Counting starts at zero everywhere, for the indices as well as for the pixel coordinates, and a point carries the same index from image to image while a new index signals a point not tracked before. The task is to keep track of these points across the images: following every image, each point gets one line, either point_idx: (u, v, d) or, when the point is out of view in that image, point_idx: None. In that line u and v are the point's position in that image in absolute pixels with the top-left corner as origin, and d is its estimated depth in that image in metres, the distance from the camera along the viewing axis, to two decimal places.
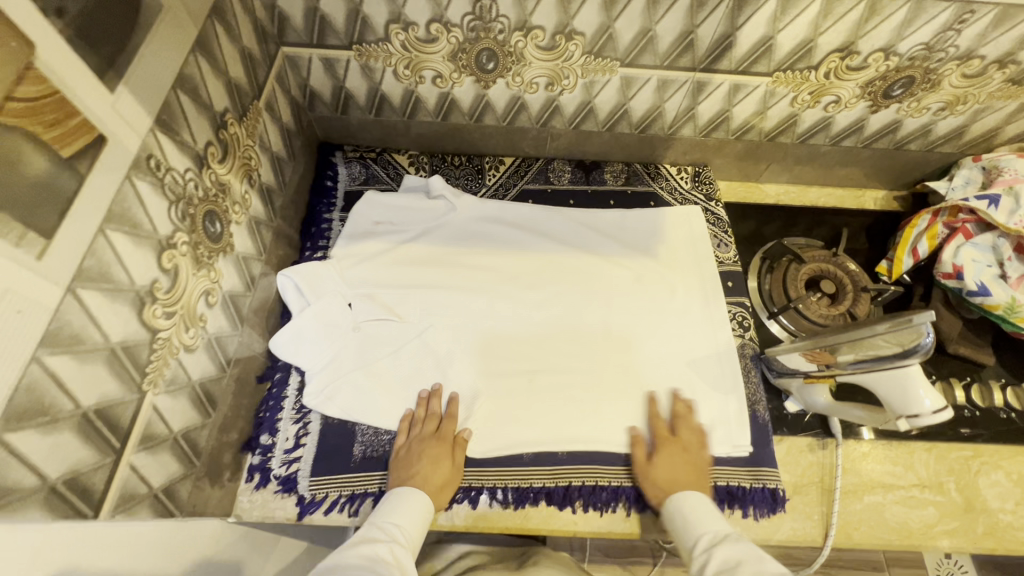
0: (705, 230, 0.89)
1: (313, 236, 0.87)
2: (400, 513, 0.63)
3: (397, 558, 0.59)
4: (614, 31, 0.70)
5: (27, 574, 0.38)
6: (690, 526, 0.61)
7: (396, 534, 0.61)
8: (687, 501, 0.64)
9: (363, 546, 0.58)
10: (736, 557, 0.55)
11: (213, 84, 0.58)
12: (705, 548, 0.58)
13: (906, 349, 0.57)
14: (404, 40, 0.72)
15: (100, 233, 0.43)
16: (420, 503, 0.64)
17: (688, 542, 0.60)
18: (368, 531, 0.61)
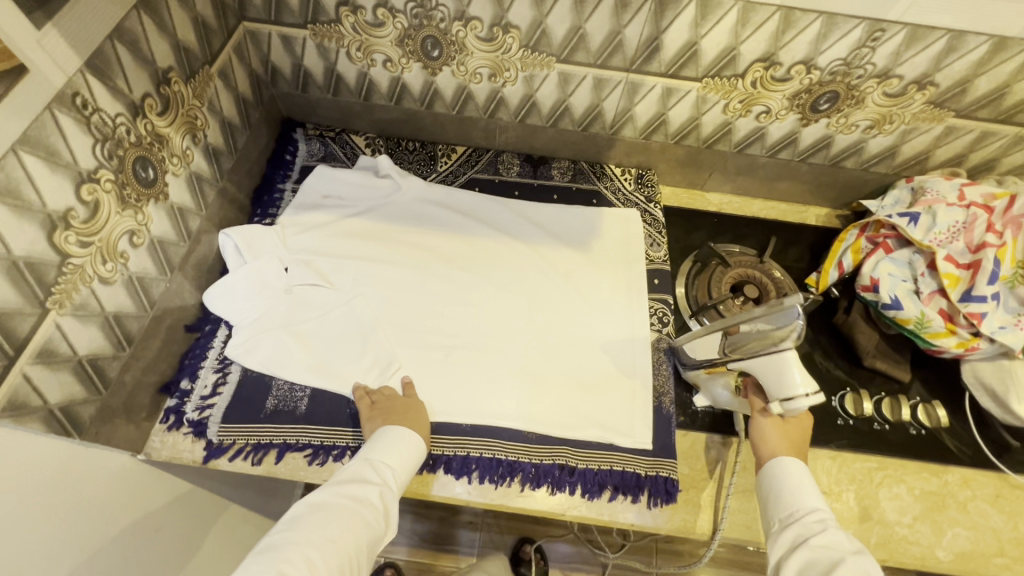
0: (640, 231, 0.92)
1: (263, 204, 0.92)
2: (393, 456, 0.66)
3: (384, 503, 0.64)
4: (547, 27, 0.74)
5: None
6: (803, 494, 0.61)
7: (387, 475, 0.65)
8: (802, 483, 0.63)
9: (354, 485, 0.63)
10: (848, 547, 0.55)
11: (158, 42, 0.64)
12: (813, 522, 0.58)
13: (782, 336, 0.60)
14: (354, 23, 0.78)
15: (12, 151, 0.48)
16: (412, 452, 0.68)
17: (797, 509, 0.60)
18: (363, 468, 0.65)
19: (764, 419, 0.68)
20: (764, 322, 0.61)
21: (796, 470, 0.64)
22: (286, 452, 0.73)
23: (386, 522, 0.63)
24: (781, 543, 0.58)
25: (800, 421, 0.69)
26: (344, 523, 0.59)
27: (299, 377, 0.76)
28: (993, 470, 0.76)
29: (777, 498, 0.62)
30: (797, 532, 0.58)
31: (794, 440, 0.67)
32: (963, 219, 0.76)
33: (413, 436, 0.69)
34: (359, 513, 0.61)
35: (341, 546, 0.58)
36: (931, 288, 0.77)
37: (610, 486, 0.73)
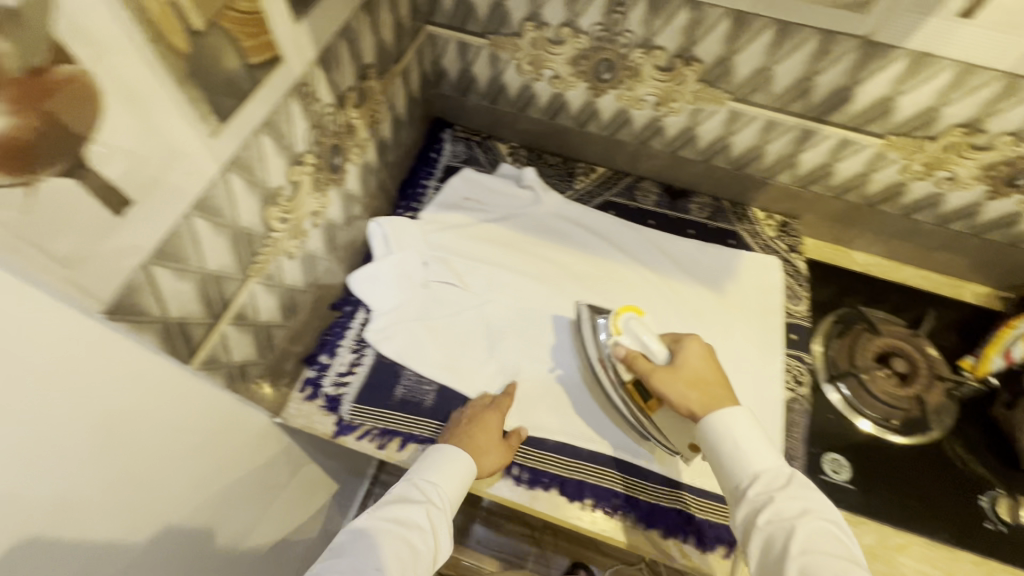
0: (780, 281, 0.88)
1: (407, 197, 0.95)
2: (438, 474, 0.66)
3: (432, 521, 0.63)
4: (733, 64, 0.72)
5: (110, 378, 0.44)
6: (744, 459, 0.60)
7: (430, 493, 0.65)
8: (736, 427, 0.61)
9: (395, 507, 0.63)
10: (798, 507, 0.55)
11: (368, 40, 0.68)
12: (760, 492, 0.57)
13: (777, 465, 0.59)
14: (535, 38, 0.79)
15: (256, 132, 0.52)
16: (460, 466, 0.67)
17: (742, 479, 0.59)
18: (405, 488, 0.65)
19: (671, 379, 0.66)
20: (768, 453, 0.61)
21: (731, 417, 0.62)
22: (409, 442, 0.75)
23: (438, 541, 0.63)
24: (742, 511, 0.57)
25: (698, 360, 0.67)
26: (389, 546, 0.59)
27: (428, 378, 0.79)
28: None
29: (721, 463, 0.61)
30: (752, 505, 0.57)
31: (698, 384, 0.65)
32: None
33: (456, 450, 0.68)
34: (405, 537, 0.60)
35: (390, 569, 0.57)
36: None
37: (727, 542, 0.70)
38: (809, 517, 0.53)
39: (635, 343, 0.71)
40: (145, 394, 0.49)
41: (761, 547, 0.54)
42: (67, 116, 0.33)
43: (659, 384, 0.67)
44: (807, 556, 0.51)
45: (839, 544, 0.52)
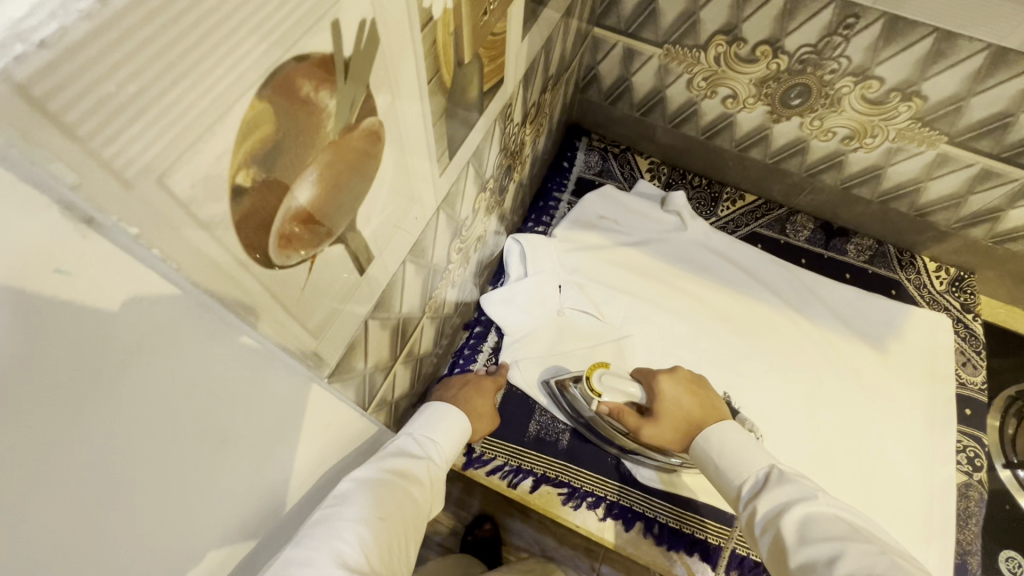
0: (952, 345, 0.79)
1: (539, 210, 0.89)
2: (440, 433, 0.55)
3: (431, 479, 0.51)
4: (966, 105, 0.62)
5: (322, 440, 0.39)
6: (730, 470, 0.53)
7: (430, 450, 0.53)
8: (722, 438, 0.56)
9: (398, 457, 0.49)
10: (784, 500, 0.47)
11: (556, 50, 0.60)
12: (752, 496, 0.50)
13: (755, 480, 0.51)
14: (721, 53, 0.70)
15: (467, 164, 0.46)
16: (456, 427, 0.57)
17: (738, 489, 0.52)
18: (404, 441, 0.52)
19: (651, 431, 0.60)
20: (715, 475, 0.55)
21: (731, 433, 0.56)
22: (542, 484, 0.71)
23: (434, 503, 0.50)
24: (744, 515, 0.50)
25: (662, 397, 0.61)
26: (394, 492, 0.45)
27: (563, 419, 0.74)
28: None
29: (718, 481, 0.55)
30: (752, 508, 0.49)
31: (681, 424, 0.60)
32: None
33: (451, 411, 0.59)
34: (406, 489, 0.46)
35: (394, 523, 0.43)
36: None
37: None
38: (794, 508, 0.45)
39: (616, 396, 0.65)
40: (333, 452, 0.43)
41: (773, 553, 0.46)
42: (354, 176, 0.28)
43: (652, 439, 0.61)
44: (808, 546, 0.43)
45: (835, 526, 0.44)
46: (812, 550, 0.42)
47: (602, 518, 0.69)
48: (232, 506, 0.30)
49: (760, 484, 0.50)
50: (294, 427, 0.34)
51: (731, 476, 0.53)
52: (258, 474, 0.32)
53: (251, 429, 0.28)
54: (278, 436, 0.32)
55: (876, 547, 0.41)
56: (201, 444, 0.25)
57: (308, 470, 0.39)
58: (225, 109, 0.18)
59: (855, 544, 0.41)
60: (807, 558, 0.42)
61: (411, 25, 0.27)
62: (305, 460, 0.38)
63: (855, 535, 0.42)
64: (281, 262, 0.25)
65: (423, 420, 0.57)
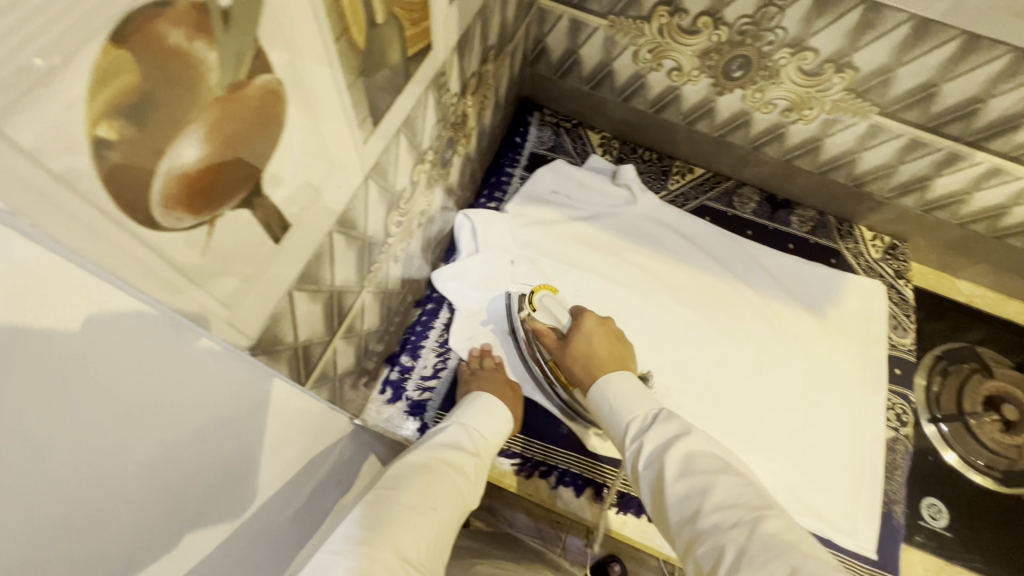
0: (886, 310, 0.83)
1: (491, 186, 0.89)
2: (485, 427, 0.62)
3: (475, 472, 0.58)
4: (894, 76, 0.64)
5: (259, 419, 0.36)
6: (620, 410, 0.55)
7: (479, 445, 0.60)
8: (618, 383, 0.57)
9: (453, 452, 0.57)
10: (666, 437, 0.50)
11: (495, 18, 0.60)
12: (639, 432, 0.52)
13: (646, 418, 0.53)
14: (664, 24, 0.71)
15: (397, 134, 0.45)
16: (502, 425, 0.64)
17: (622, 426, 0.54)
18: (456, 434, 0.60)
19: (563, 355, 0.66)
20: (605, 414, 0.57)
21: (627, 382, 0.58)
22: (494, 456, 0.72)
23: (475, 495, 0.57)
24: (627, 454, 0.52)
25: (586, 333, 0.66)
26: (446, 489, 0.52)
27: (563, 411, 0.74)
28: None
29: (607, 418, 0.57)
30: (637, 445, 0.51)
31: (585, 359, 0.64)
32: None
33: (502, 409, 0.65)
34: (455, 480, 0.54)
35: (443, 516, 0.50)
36: None
37: None
38: (677, 445, 0.48)
39: (544, 320, 0.72)
40: (279, 443, 0.40)
41: (652, 487, 0.49)
42: (249, 135, 0.27)
43: (562, 360, 0.67)
44: (688, 479, 0.46)
45: (709, 461, 0.47)
46: (688, 484, 0.46)
47: (554, 486, 0.71)
48: (159, 490, 0.27)
49: (642, 422, 0.53)
50: (227, 398, 0.31)
51: (625, 416, 0.54)
52: (189, 458, 0.29)
53: (171, 412, 0.26)
54: (206, 424, 0.29)
55: (744, 480, 0.45)
56: (106, 419, 0.22)
57: (252, 451, 0.37)
58: (72, 47, 0.17)
59: (724, 476, 0.45)
60: (683, 492, 0.46)
61: None
62: (243, 441, 0.35)
63: (727, 469, 0.46)
64: (170, 225, 0.24)
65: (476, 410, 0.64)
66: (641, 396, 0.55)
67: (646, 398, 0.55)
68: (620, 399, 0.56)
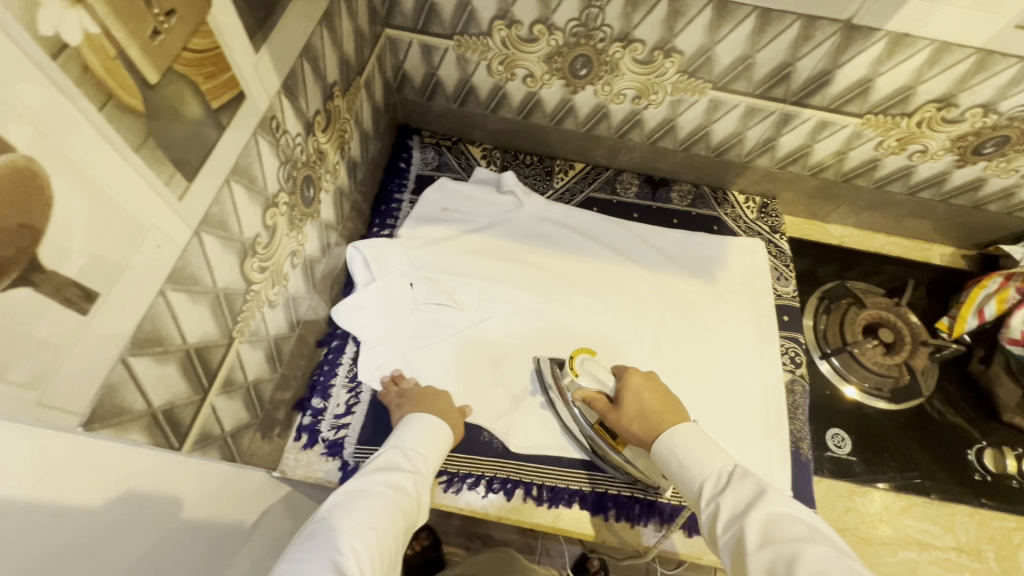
0: (766, 264, 0.89)
1: (382, 214, 0.90)
2: (425, 445, 0.63)
3: (418, 490, 0.59)
4: (713, 53, 0.71)
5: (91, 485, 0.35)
6: (691, 467, 0.57)
7: (417, 463, 0.61)
8: (684, 439, 0.59)
9: (391, 473, 0.58)
10: (746, 500, 0.50)
11: (330, 56, 0.61)
12: (714, 493, 0.53)
13: (716, 480, 0.54)
14: (505, 37, 0.74)
15: (226, 183, 0.46)
16: (441, 438, 0.65)
17: (694, 487, 0.55)
18: (392, 455, 0.61)
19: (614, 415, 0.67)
20: (678, 477, 0.58)
21: (693, 437, 0.59)
22: None
23: (419, 512, 0.58)
24: (704, 518, 0.53)
25: (637, 390, 0.66)
26: (387, 507, 0.54)
27: (484, 419, 0.75)
28: None
29: (680, 479, 0.57)
30: (714, 506, 0.52)
31: (642, 418, 0.64)
32: None
33: (438, 422, 0.67)
34: (394, 496, 0.55)
35: (386, 533, 0.52)
36: None
37: None
38: (758, 507, 0.48)
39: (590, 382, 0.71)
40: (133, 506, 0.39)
41: (734, 553, 0.48)
42: (14, 205, 0.27)
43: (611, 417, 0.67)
44: (771, 546, 0.45)
45: (794, 527, 0.46)
46: (771, 552, 0.45)
47: (484, 495, 0.72)
48: None
49: (712, 483, 0.53)
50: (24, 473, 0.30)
51: (696, 477, 0.55)
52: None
53: None
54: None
55: (832, 551, 0.44)
56: None
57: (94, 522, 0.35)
58: None
59: (813, 546, 0.44)
60: (768, 560, 0.44)
61: (32, 58, 0.27)
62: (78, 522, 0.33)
63: (812, 537, 0.45)
64: None
65: (410, 431, 0.65)
66: (707, 455, 0.56)
67: (714, 456, 0.56)
68: (691, 462, 0.56)
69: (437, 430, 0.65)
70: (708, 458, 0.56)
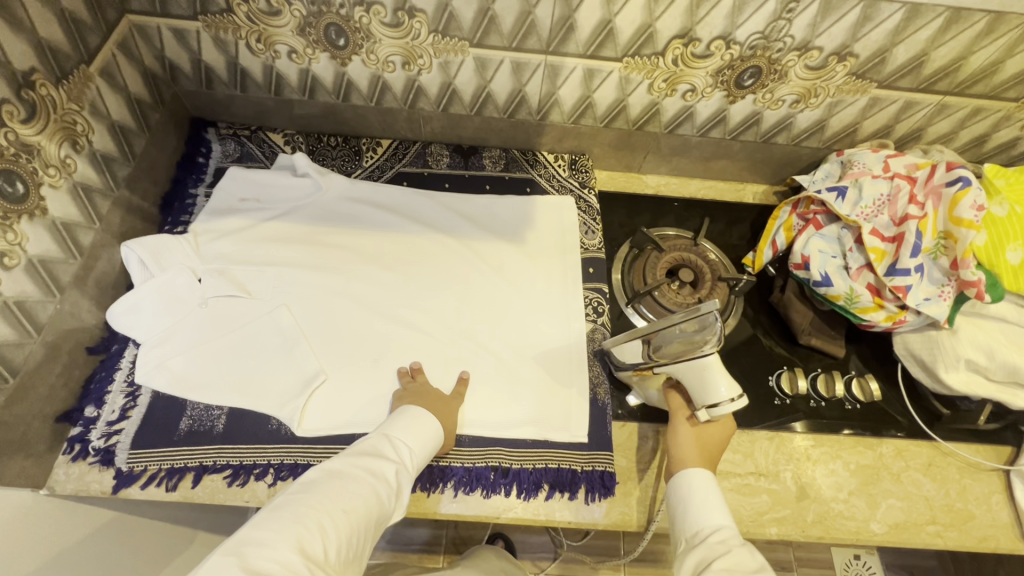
0: (576, 219, 0.89)
1: (175, 211, 0.85)
2: (413, 437, 0.65)
3: (398, 481, 0.62)
4: (453, 9, 0.70)
5: None
6: (709, 513, 0.59)
7: (403, 454, 0.64)
8: (711, 490, 0.61)
9: (373, 460, 0.61)
10: (745, 563, 0.53)
11: (13, 41, 0.58)
12: (714, 542, 0.56)
13: (715, 535, 0.57)
14: (247, 12, 0.73)
15: None
16: (431, 437, 0.67)
17: (703, 526, 0.58)
18: (381, 444, 0.64)
19: (684, 430, 0.66)
20: (680, 520, 0.61)
21: (711, 491, 0.61)
22: (204, 475, 0.68)
23: (398, 502, 0.62)
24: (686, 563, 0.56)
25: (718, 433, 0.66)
26: (359, 494, 0.58)
27: (271, 407, 0.72)
28: (926, 440, 0.77)
29: (682, 518, 0.61)
30: (700, 551, 0.56)
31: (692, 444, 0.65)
32: (886, 191, 0.75)
33: (431, 418, 0.68)
34: (373, 485, 0.59)
35: (356, 518, 0.56)
36: (859, 264, 0.77)
37: (547, 485, 0.71)
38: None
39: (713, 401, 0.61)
40: None
41: None
42: None
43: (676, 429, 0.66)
44: None
45: None
46: None
47: (272, 484, 0.69)
48: None
49: (710, 537, 0.57)
50: None
51: (707, 528, 0.58)
52: None
53: None
54: None
55: None
56: None
57: None
58: None
59: None
60: None
61: None
62: None
63: None
64: None
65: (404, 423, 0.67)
66: (716, 512, 0.59)
67: (722, 518, 0.59)
68: (712, 512, 0.59)
69: (432, 429, 0.67)
70: (717, 515, 0.59)
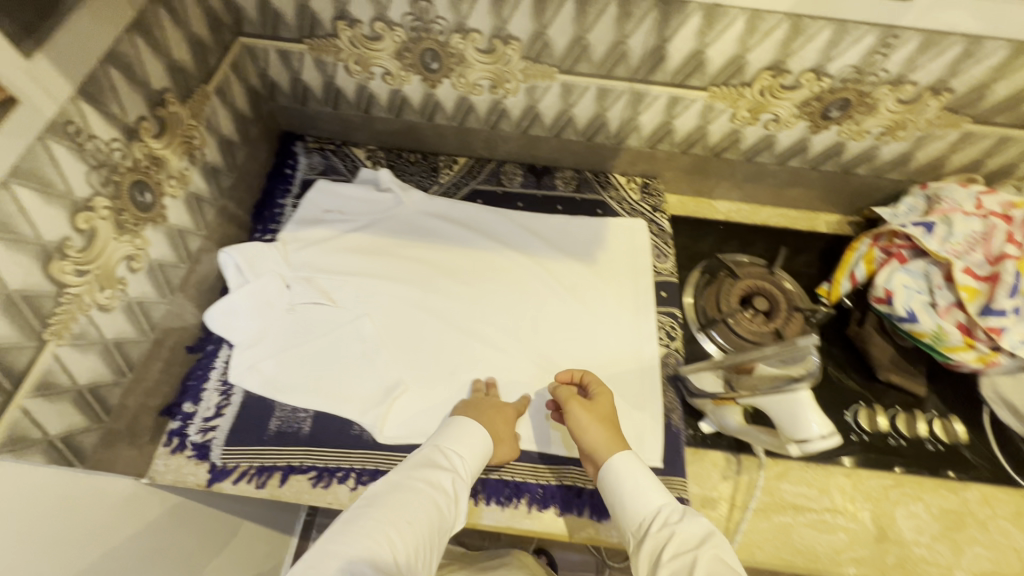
0: (647, 242, 0.90)
1: (265, 220, 0.89)
2: (463, 445, 0.66)
3: (456, 490, 0.63)
4: (547, 38, 0.73)
5: None
6: (643, 496, 0.63)
7: (456, 462, 0.65)
8: (635, 469, 0.65)
9: (429, 470, 0.63)
10: (692, 538, 0.57)
11: (152, 64, 0.63)
12: (660, 527, 0.59)
13: (658, 519, 0.60)
14: (351, 37, 0.77)
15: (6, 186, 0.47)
16: (479, 444, 0.67)
17: (645, 515, 0.61)
18: (435, 454, 0.65)
19: (586, 422, 0.68)
20: (619, 514, 0.63)
21: (638, 469, 0.65)
22: (291, 475, 0.71)
23: (458, 509, 0.63)
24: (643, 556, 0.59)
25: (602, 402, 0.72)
26: (421, 505, 0.59)
27: (354, 414, 0.74)
28: (1013, 487, 0.75)
29: (620, 510, 0.63)
30: (653, 542, 0.59)
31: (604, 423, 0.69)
32: (980, 229, 0.74)
33: (474, 424, 0.69)
34: (431, 494, 0.60)
35: (420, 528, 0.58)
36: (947, 301, 0.75)
37: None
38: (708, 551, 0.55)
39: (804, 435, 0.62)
40: None
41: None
42: None
43: (579, 422, 0.68)
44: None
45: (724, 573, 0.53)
46: None
47: (354, 488, 0.71)
48: None
49: (653, 522, 0.60)
50: None
51: (648, 513, 0.61)
52: None
53: None
54: None
55: None
56: None
57: None
58: None
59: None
60: None
61: None
62: None
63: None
64: None
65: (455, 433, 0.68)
66: (650, 494, 0.63)
67: (655, 497, 0.63)
68: (643, 497, 0.63)
69: (475, 435, 0.68)
70: (653, 496, 0.63)
